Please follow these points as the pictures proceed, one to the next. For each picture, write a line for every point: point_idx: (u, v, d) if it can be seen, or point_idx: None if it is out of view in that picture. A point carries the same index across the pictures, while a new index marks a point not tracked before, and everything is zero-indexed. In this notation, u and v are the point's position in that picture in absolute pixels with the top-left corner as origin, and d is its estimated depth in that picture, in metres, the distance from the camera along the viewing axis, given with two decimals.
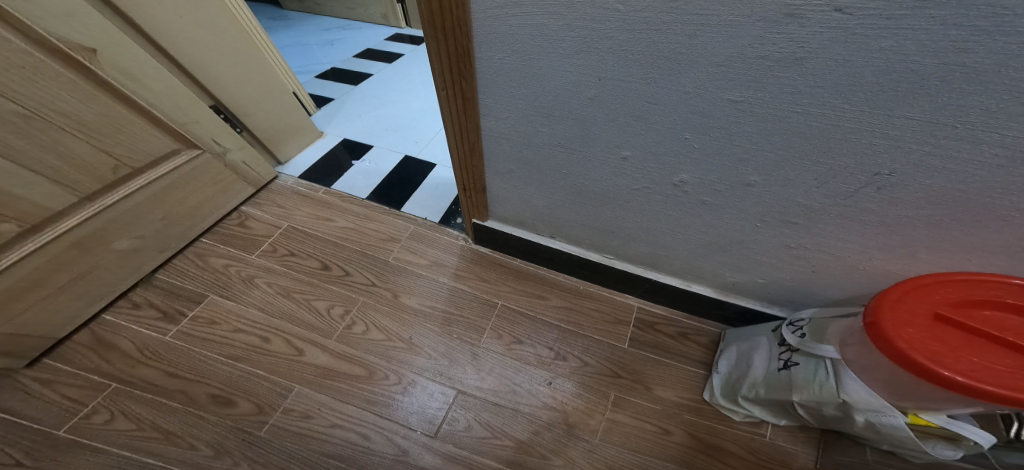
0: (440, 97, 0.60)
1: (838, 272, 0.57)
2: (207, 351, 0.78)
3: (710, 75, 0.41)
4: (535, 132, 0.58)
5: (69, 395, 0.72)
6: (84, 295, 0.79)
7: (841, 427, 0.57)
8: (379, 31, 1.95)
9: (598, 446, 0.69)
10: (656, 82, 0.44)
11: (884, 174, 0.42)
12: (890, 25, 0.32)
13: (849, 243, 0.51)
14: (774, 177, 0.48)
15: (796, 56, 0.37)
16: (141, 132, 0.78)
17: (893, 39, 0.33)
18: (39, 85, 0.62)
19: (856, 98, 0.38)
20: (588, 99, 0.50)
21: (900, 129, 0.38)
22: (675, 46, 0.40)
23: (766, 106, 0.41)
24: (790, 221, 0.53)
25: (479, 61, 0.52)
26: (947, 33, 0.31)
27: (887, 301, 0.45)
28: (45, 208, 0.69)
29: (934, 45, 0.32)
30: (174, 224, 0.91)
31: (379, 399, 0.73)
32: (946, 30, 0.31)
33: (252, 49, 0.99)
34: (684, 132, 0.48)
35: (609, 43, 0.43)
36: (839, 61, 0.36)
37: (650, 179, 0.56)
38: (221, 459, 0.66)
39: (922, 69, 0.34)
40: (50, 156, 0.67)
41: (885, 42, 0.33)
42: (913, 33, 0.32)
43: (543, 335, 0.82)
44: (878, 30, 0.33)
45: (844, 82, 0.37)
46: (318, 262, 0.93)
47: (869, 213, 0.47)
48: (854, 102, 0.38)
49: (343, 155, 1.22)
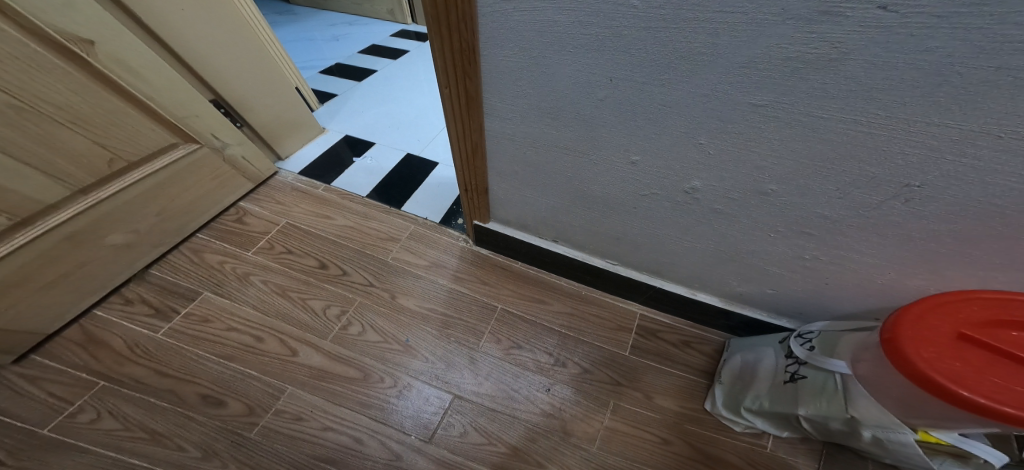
0: (443, 95, 0.58)
1: (853, 285, 0.55)
2: (199, 350, 0.76)
3: (733, 77, 0.39)
4: (543, 134, 0.57)
5: (55, 393, 0.70)
6: (74, 290, 0.77)
7: (848, 442, 0.56)
8: (385, 27, 1.93)
9: (596, 454, 0.67)
10: (674, 84, 0.42)
11: (914, 186, 0.40)
12: (939, 24, 0.30)
13: (867, 255, 0.50)
14: (792, 185, 0.46)
15: (829, 58, 0.35)
16: (138, 125, 0.76)
17: (939, 39, 0.31)
18: (33, 75, 0.60)
19: (889, 103, 0.36)
20: (599, 101, 0.48)
21: (936, 138, 0.36)
22: (695, 46, 0.38)
23: (791, 109, 0.39)
24: (806, 232, 0.51)
25: (485, 59, 0.50)
26: (1006, 34, 0.29)
27: (907, 318, 0.43)
28: (37, 201, 0.67)
29: (989, 46, 0.30)
30: (170, 219, 0.89)
31: (374, 402, 0.71)
32: (1005, 30, 0.29)
33: (255, 44, 0.97)
34: (699, 137, 0.46)
35: (624, 41, 0.41)
36: (876, 62, 0.34)
37: (660, 185, 0.55)
38: (209, 461, 0.65)
39: (972, 72, 0.32)
40: (44, 148, 0.65)
41: (932, 43, 0.31)
42: (961, 34, 0.30)
43: (543, 340, 0.80)
44: (924, 29, 0.31)
45: (878, 85, 0.35)
46: (315, 261, 0.91)
47: (891, 225, 0.45)
48: (887, 108, 0.36)
49: (343, 152, 1.20)
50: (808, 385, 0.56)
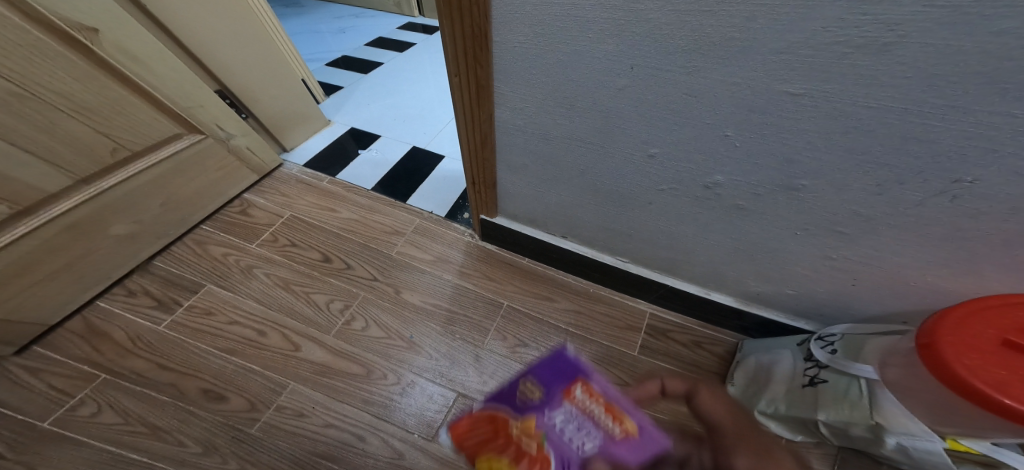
0: (452, 85, 0.56)
1: (884, 286, 0.52)
2: (201, 344, 0.75)
3: (768, 63, 0.36)
4: (556, 126, 0.54)
5: (56, 385, 0.69)
6: (77, 281, 0.76)
7: (868, 448, 0.53)
8: (392, 19, 1.90)
9: None
10: (701, 72, 0.39)
11: (965, 182, 0.37)
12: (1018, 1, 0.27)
13: (902, 256, 0.47)
14: (824, 181, 0.43)
15: (883, 41, 0.32)
16: (142, 114, 0.75)
17: (1018, 19, 0.28)
18: (34, 62, 0.58)
19: (949, 91, 0.32)
20: (618, 90, 0.45)
21: (999, 129, 0.33)
22: (728, 31, 0.36)
23: (831, 99, 0.36)
24: (836, 231, 0.48)
25: (497, 45, 0.48)
26: None
27: (946, 324, 0.41)
28: (39, 190, 0.66)
29: None
30: (173, 210, 0.87)
31: (377, 399, 0.70)
32: None
33: (261, 33, 0.95)
34: (725, 128, 0.43)
35: (648, 26, 0.38)
36: (938, 45, 0.30)
37: (679, 180, 0.52)
38: (210, 457, 0.64)
39: None
40: (48, 138, 0.64)
41: (1006, 23, 0.28)
42: None
43: (549, 339, 0.78)
44: (1000, 9, 0.28)
45: (937, 71, 0.32)
46: (319, 254, 0.90)
47: (934, 224, 0.42)
48: (946, 96, 0.33)
49: (349, 144, 1.18)
50: (828, 390, 0.53)
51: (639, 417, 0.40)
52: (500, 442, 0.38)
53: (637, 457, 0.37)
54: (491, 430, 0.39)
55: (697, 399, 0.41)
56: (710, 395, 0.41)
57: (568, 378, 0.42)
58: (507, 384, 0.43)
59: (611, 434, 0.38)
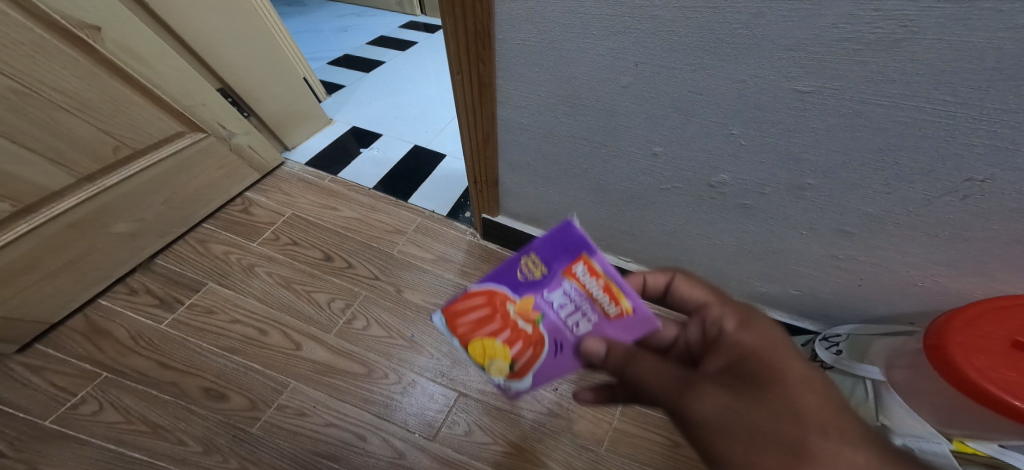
0: (454, 82, 0.55)
1: (891, 287, 0.51)
2: (202, 342, 0.75)
3: (775, 60, 0.36)
4: (559, 124, 0.54)
5: (58, 384, 0.69)
6: (78, 279, 0.76)
7: None
8: (394, 18, 1.90)
9: (604, 457, 0.64)
10: (706, 69, 0.39)
11: (977, 180, 0.37)
12: None
13: (910, 255, 0.46)
14: (831, 179, 0.43)
15: (895, 37, 0.31)
16: (143, 112, 0.74)
17: None
18: (36, 59, 0.58)
19: (962, 88, 0.32)
20: (622, 87, 0.45)
21: (1014, 126, 0.32)
22: (734, 27, 0.35)
23: (839, 96, 0.36)
24: (842, 230, 0.48)
25: (500, 42, 0.47)
26: None
27: (956, 324, 0.40)
28: (41, 188, 0.66)
29: None
30: (175, 207, 0.87)
31: (378, 398, 0.69)
32: None
33: (263, 32, 0.95)
34: (731, 126, 0.43)
35: (652, 22, 0.38)
36: (952, 41, 0.30)
37: (683, 179, 0.52)
38: (210, 456, 0.64)
39: None
40: (50, 136, 0.63)
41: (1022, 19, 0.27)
42: None
43: None
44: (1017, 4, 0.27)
45: (950, 67, 0.31)
46: (320, 252, 0.89)
47: (943, 224, 0.41)
48: (958, 93, 0.32)
49: (351, 143, 1.18)
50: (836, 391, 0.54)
51: (638, 299, 0.35)
52: (494, 322, 0.40)
53: (630, 335, 0.36)
54: (489, 309, 0.41)
55: (674, 288, 0.40)
56: (687, 281, 0.39)
57: (569, 254, 0.36)
58: (507, 263, 0.40)
59: (604, 315, 0.36)
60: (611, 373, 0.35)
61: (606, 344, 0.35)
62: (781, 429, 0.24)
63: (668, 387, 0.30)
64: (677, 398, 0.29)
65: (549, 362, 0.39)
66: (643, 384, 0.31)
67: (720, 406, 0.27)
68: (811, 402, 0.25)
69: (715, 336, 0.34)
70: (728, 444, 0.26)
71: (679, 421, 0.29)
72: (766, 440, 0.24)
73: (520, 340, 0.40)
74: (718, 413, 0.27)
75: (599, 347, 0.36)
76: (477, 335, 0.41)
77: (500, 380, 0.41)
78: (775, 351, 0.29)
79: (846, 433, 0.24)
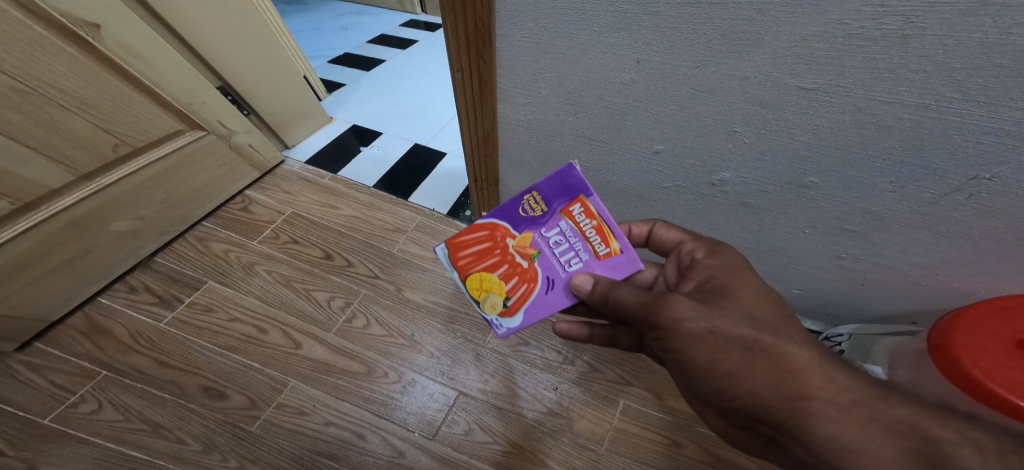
0: (454, 80, 0.55)
1: (895, 287, 0.51)
2: (201, 340, 0.75)
3: (779, 57, 0.35)
4: (560, 122, 0.53)
5: (57, 382, 0.69)
6: (78, 278, 0.76)
7: None
8: (394, 16, 1.89)
9: (604, 456, 0.64)
10: (709, 67, 0.39)
11: (983, 178, 0.36)
12: None
13: (914, 254, 0.46)
14: (834, 178, 0.43)
15: (901, 34, 0.31)
16: (142, 110, 0.74)
17: None
18: (34, 55, 0.58)
19: (969, 85, 0.31)
20: (624, 85, 0.44)
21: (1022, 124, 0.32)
22: (738, 24, 0.35)
23: (844, 94, 0.36)
24: (845, 229, 0.47)
25: (502, 39, 0.47)
26: None
27: (961, 324, 0.40)
28: (40, 186, 0.66)
29: None
30: (175, 206, 0.87)
31: (378, 397, 0.69)
32: None
33: (263, 29, 0.95)
34: (733, 124, 0.42)
35: (655, 19, 0.37)
36: (960, 38, 0.29)
37: (684, 177, 0.51)
38: (209, 455, 0.63)
39: None
40: (50, 134, 0.63)
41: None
42: None
43: (551, 337, 0.77)
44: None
45: (958, 65, 0.31)
46: (320, 251, 0.89)
47: (947, 223, 0.41)
48: (967, 90, 0.32)
49: (351, 141, 1.18)
50: None
51: (626, 240, 0.40)
52: (495, 256, 0.44)
53: (615, 273, 0.41)
54: (491, 243, 0.45)
55: (656, 234, 0.47)
56: (666, 227, 0.46)
57: (569, 195, 0.40)
58: (510, 201, 0.43)
59: (594, 254, 0.41)
60: (596, 300, 0.40)
61: (593, 281, 0.40)
62: (734, 328, 0.34)
63: (648, 306, 0.37)
64: (647, 312, 0.36)
65: (537, 299, 0.43)
66: (621, 307, 0.38)
67: (689, 312, 0.35)
68: (757, 308, 0.35)
69: (688, 266, 0.42)
70: (694, 340, 0.35)
71: (653, 328, 0.37)
72: (720, 333, 0.34)
73: (516, 275, 0.44)
74: (685, 320, 0.35)
75: (586, 282, 0.40)
76: (478, 268, 0.45)
77: (492, 315, 0.45)
78: (734, 274, 0.38)
79: (779, 328, 0.34)
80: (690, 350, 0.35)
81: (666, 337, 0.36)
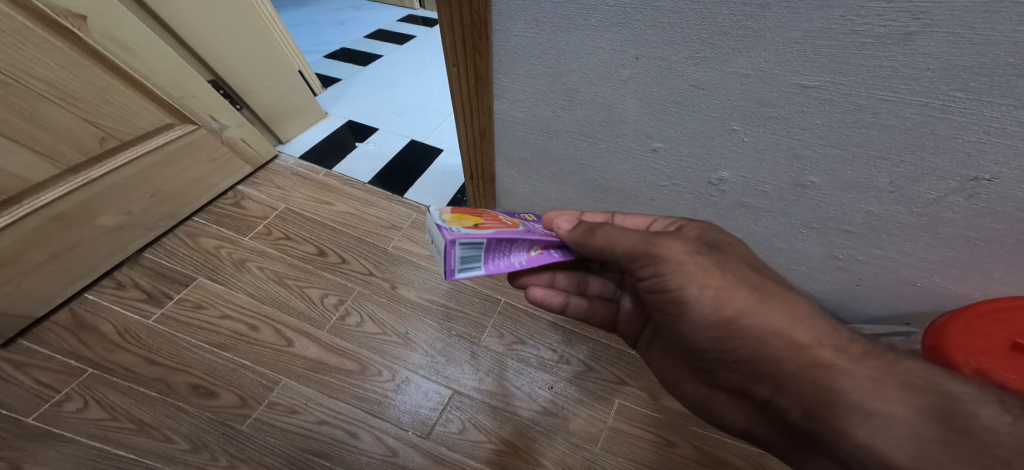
0: (451, 75, 0.54)
1: (891, 286, 0.51)
2: (191, 338, 0.74)
3: (781, 54, 0.35)
4: (559, 119, 0.53)
5: (41, 380, 0.68)
6: (63, 273, 0.74)
7: None
8: (391, 11, 1.87)
9: (598, 455, 0.64)
10: (710, 64, 0.38)
11: (983, 179, 0.36)
12: None
13: (911, 255, 0.46)
14: (833, 177, 0.42)
15: (907, 31, 0.30)
16: (130, 102, 0.72)
17: None
18: (17, 45, 0.56)
19: (972, 84, 0.31)
20: (622, 82, 0.44)
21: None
22: (741, 20, 0.34)
23: (846, 92, 0.35)
24: (843, 229, 0.47)
25: (499, 34, 0.46)
26: None
27: (955, 326, 0.40)
28: (24, 179, 0.64)
29: None
30: (165, 200, 0.85)
31: (370, 395, 0.69)
32: None
33: (256, 22, 0.93)
34: (733, 122, 0.42)
35: (655, 14, 0.36)
36: (965, 36, 0.29)
37: (683, 176, 0.51)
38: (199, 454, 0.62)
39: None
40: (35, 126, 0.61)
41: None
42: None
43: (547, 336, 0.76)
44: None
45: (962, 63, 0.30)
46: (313, 247, 0.88)
47: (945, 223, 0.41)
48: (970, 89, 0.31)
49: (346, 136, 1.16)
50: None
51: None
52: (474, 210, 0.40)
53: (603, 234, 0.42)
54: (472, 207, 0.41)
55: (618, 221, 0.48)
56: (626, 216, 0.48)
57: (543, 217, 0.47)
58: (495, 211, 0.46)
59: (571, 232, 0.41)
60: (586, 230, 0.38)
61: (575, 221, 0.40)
62: (732, 271, 0.34)
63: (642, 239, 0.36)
64: (645, 247, 0.35)
65: (516, 229, 0.36)
66: (614, 244, 0.36)
67: (688, 247, 0.35)
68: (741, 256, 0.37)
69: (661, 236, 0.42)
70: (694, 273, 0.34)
71: (651, 268, 0.35)
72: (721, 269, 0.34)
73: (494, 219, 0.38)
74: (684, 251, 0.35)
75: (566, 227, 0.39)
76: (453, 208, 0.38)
77: (451, 224, 0.33)
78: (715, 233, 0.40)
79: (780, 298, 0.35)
80: (694, 287, 0.34)
81: (668, 276, 0.34)
